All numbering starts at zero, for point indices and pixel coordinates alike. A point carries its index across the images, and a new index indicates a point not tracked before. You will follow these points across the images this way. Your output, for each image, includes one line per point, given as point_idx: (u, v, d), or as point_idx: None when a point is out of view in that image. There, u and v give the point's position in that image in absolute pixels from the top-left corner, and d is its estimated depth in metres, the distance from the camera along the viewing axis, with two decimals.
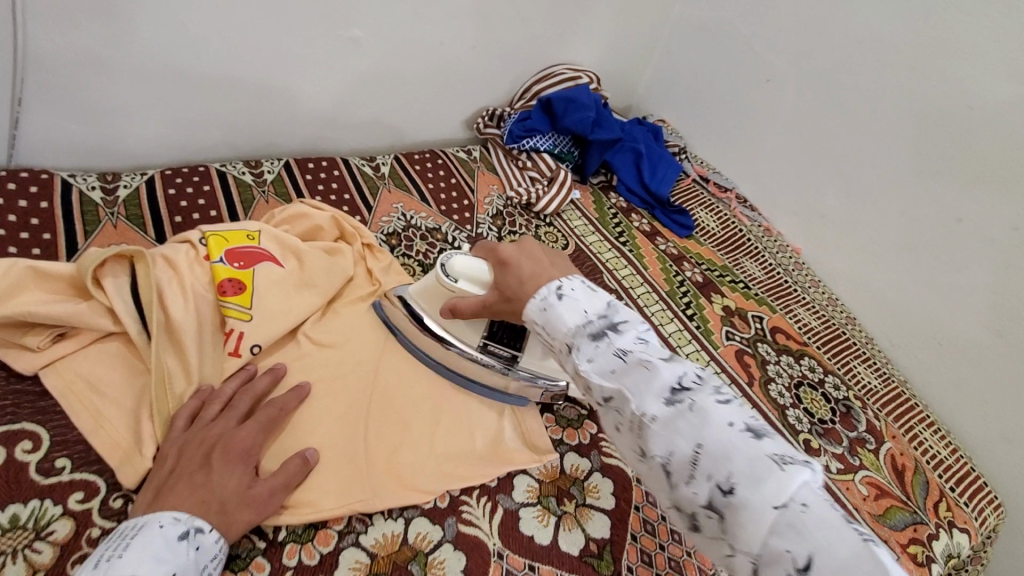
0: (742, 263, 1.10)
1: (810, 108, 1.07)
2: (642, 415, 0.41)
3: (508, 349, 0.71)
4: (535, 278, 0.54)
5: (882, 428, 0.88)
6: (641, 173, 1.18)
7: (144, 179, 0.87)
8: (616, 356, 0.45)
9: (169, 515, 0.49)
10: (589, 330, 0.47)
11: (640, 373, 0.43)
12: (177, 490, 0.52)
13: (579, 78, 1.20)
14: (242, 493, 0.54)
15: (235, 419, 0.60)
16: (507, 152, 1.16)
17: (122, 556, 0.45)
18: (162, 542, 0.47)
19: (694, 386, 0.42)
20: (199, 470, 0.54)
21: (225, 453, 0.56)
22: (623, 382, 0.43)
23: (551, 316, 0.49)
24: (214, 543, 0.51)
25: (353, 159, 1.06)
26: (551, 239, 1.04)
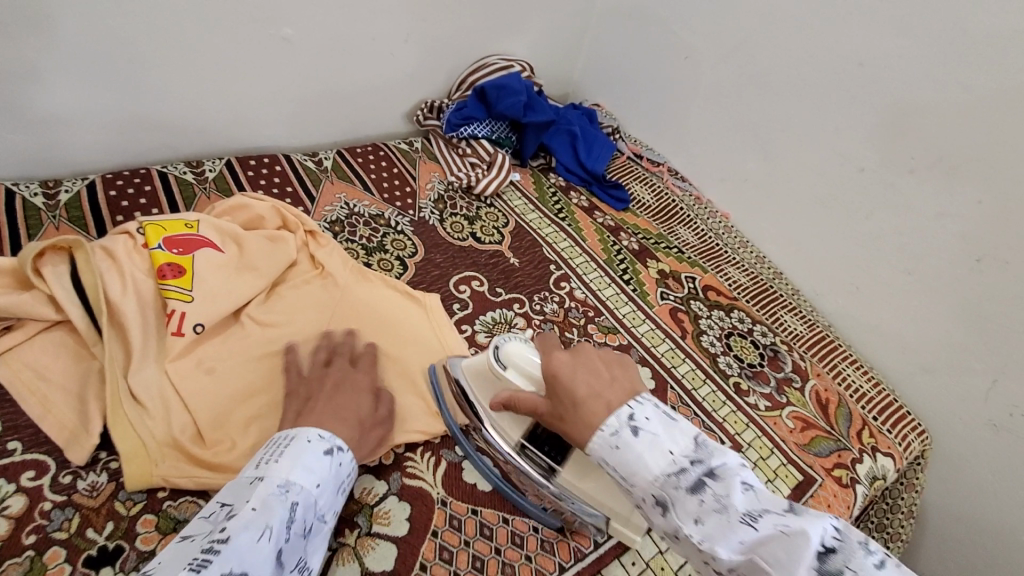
0: (676, 231, 1.17)
1: (727, 81, 1.14)
2: None
3: (547, 458, 0.64)
4: (591, 397, 0.53)
5: (807, 367, 0.94)
6: (577, 153, 1.24)
7: (86, 183, 0.88)
8: (739, 522, 0.43)
9: (314, 433, 0.58)
10: (683, 484, 0.46)
11: (778, 540, 0.41)
12: (321, 408, 0.63)
13: (511, 66, 1.26)
14: (372, 415, 0.66)
15: (349, 362, 0.72)
16: (447, 141, 1.21)
17: (279, 461, 0.53)
18: (313, 454, 0.55)
19: (841, 548, 0.41)
20: (335, 395, 0.66)
21: (353, 386, 0.68)
22: (759, 554, 0.42)
23: (632, 461, 0.49)
24: (350, 462, 0.59)
25: (295, 154, 1.09)
26: (491, 218, 1.08)
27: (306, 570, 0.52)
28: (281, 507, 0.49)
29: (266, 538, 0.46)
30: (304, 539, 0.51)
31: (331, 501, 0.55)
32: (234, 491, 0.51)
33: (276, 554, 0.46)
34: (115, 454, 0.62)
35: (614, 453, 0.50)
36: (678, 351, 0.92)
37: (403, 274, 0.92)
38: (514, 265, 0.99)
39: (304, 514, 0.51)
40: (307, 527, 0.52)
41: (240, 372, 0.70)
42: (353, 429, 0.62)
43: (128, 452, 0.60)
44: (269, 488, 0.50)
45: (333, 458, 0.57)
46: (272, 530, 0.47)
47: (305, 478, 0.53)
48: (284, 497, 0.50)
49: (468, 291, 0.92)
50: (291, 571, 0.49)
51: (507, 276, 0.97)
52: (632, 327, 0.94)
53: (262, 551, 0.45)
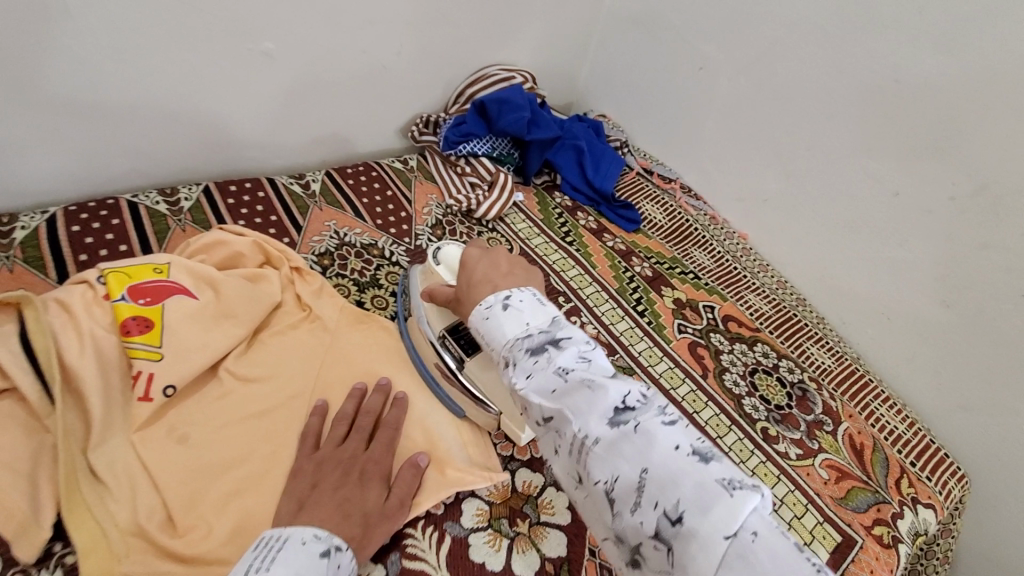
0: (691, 253, 1.10)
1: (743, 94, 1.07)
2: (586, 436, 0.45)
3: (460, 351, 0.69)
4: (506, 279, 0.61)
5: (838, 408, 0.87)
6: (584, 170, 1.17)
7: (45, 218, 0.79)
8: (559, 376, 0.48)
9: (309, 532, 0.49)
10: (528, 347, 0.51)
11: (584, 394, 0.46)
12: (323, 500, 0.54)
13: (513, 77, 1.18)
14: (381, 508, 0.57)
15: (363, 440, 0.62)
16: (445, 159, 1.13)
17: (271, 569, 0.44)
18: (307, 557, 0.47)
19: (638, 407, 0.45)
20: (342, 484, 0.56)
21: (366, 472, 0.59)
22: (566, 405, 0.47)
23: (494, 326, 0.54)
24: (350, 563, 0.51)
25: (281, 177, 1.01)
26: (493, 245, 1.01)
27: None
28: None
29: None
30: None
31: None
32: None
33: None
34: (71, 545, 0.54)
35: (483, 320, 0.56)
36: (700, 393, 0.85)
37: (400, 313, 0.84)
38: None
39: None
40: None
41: (219, 439, 0.62)
42: (356, 527, 0.53)
43: (86, 547, 0.52)
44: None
45: (330, 560, 0.49)
46: None
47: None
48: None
49: None
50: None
51: None
52: (648, 366, 0.87)
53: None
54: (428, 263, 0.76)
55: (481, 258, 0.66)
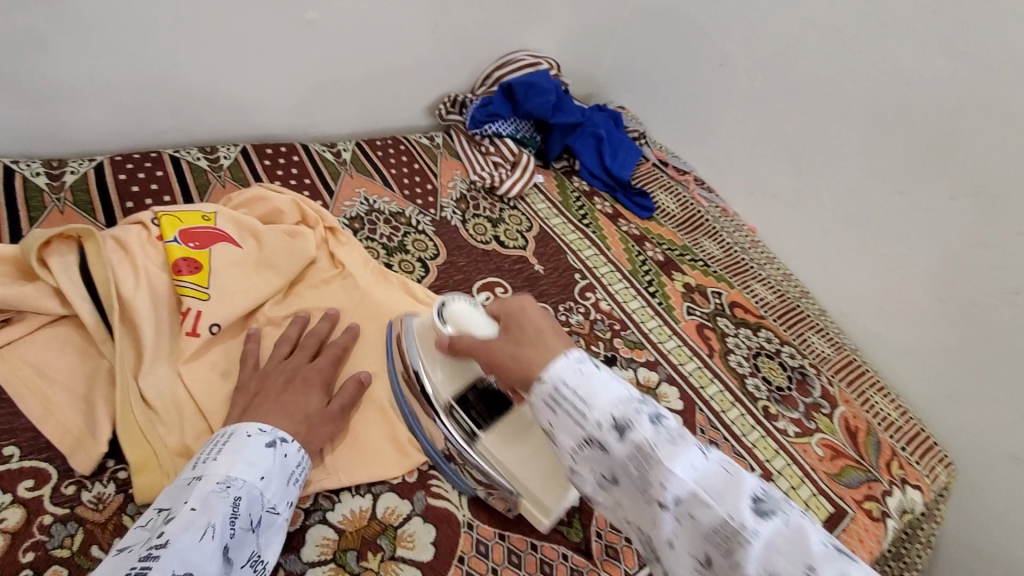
0: (701, 242, 1.14)
1: (760, 92, 1.11)
2: (742, 528, 0.39)
3: (472, 424, 0.62)
4: (557, 333, 0.54)
5: (835, 393, 0.92)
6: (603, 157, 1.21)
7: (93, 164, 0.83)
8: (691, 451, 0.43)
9: (254, 427, 0.55)
10: (641, 407, 0.45)
11: (724, 476, 0.42)
12: (265, 404, 0.59)
13: (540, 63, 1.22)
14: (321, 411, 0.61)
15: (307, 355, 0.66)
16: (470, 138, 1.17)
17: (217, 458, 0.51)
18: (254, 448, 0.53)
19: (773, 498, 0.42)
20: (284, 391, 0.61)
21: (305, 380, 0.63)
22: (707, 487, 0.41)
23: (592, 378, 0.46)
24: (297, 453, 0.56)
25: (314, 143, 1.05)
26: (515, 221, 1.04)
27: (263, 562, 0.51)
28: (222, 504, 0.48)
29: (209, 537, 0.46)
30: (255, 533, 0.50)
31: (285, 491, 0.54)
32: (174, 495, 0.50)
33: (217, 552, 0.46)
34: (123, 462, 0.58)
35: (576, 374, 0.47)
36: (705, 371, 0.89)
37: (425, 277, 0.89)
38: (539, 272, 0.96)
39: (249, 508, 0.50)
40: (256, 520, 0.51)
41: None
42: (297, 425, 0.58)
43: (138, 460, 0.56)
44: (206, 487, 0.49)
45: (278, 450, 0.55)
46: (215, 528, 0.47)
47: (247, 474, 0.51)
48: (224, 495, 0.49)
49: (492, 297, 0.89)
50: (243, 566, 0.49)
51: (531, 283, 0.93)
52: (658, 342, 0.91)
53: (201, 552, 0.45)
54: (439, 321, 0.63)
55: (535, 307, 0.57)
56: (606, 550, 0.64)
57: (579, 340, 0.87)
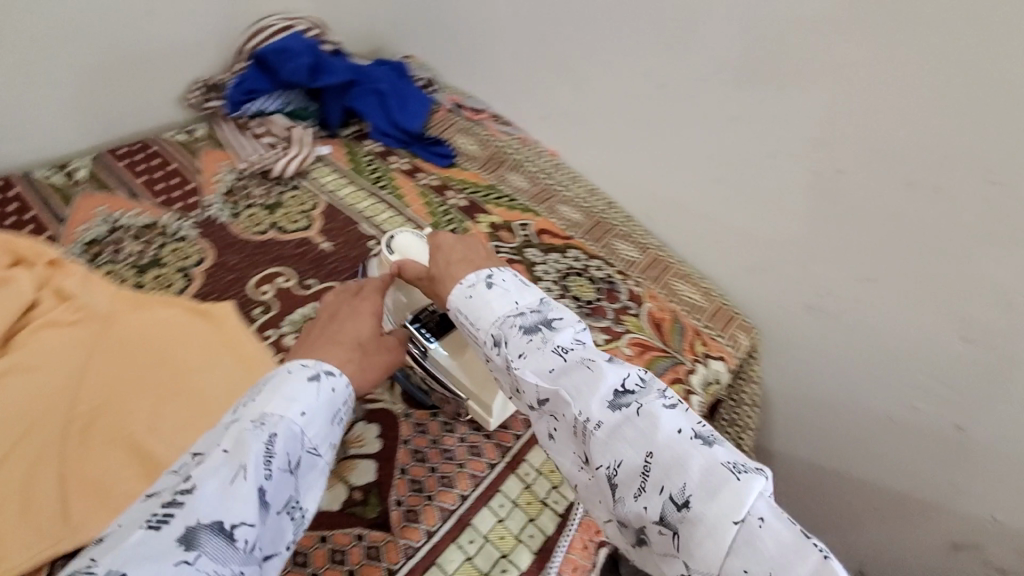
0: (507, 177, 1.12)
1: (520, 12, 1.07)
2: (588, 421, 0.49)
3: (424, 339, 0.69)
4: (464, 261, 0.62)
5: (642, 292, 0.95)
6: (390, 113, 1.13)
7: None
8: (555, 356, 0.52)
9: (296, 364, 0.54)
10: (520, 325, 0.55)
11: (584, 374, 0.50)
12: (312, 340, 0.60)
13: (291, 24, 1.09)
14: (376, 338, 0.63)
15: (350, 294, 0.67)
16: (236, 124, 1.06)
17: (256, 399, 0.51)
18: (296, 382, 0.52)
19: (638, 392, 0.49)
20: (329, 325, 0.62)
21: (347, 313, 0.64)
22: (564, 385, 0.51)
23: (479, 302, 0.57)
24: (346, 387, 0.56)
25: (39, 169, 0.92)
26: (296, 202, 0.96)
27: (303, 509, 0.50)
28: (256, 444, 0.47)
29: (241, 479, 0.46)
30: (294, 475, 0.50)
31: (329, 427, 0.53)
32: (211, 438, 0.50)
33: (251, 496, 0.45)
34: None
35: (467, 300, 0.58)
36: None
37: (188, 288, 0.80)
38: (327, 249, 0.89)
39: (288, 447, 0.49)
40: (295, 461, 0.50)
41: None
42: (352, 351, 0.60)
43: None
44: (240, 430, 0.49)
45: (323, 384, 0.54)
46: (247, 471, 0.46)
47: (283, 410, 0.50)
48: (259, 433, 0.48)
49: (272, 290, 0.82)
50: (280, 511, 0.48)
51: (318, 263, 0.87)
52: None
53: (235, 495, 0.45)
54: (382, 254, 0.74)
55: (450, 240, 0.65)
56: (406, 516, 0.62)
57: None
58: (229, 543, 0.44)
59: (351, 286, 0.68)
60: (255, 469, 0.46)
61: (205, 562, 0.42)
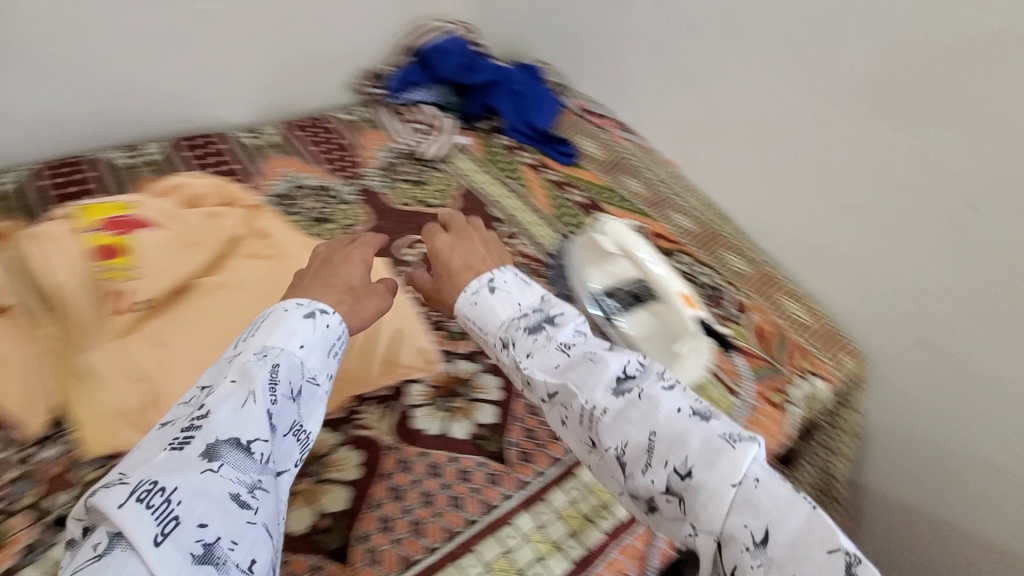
0: (624, 181, 1.19)
1: (659, 27, 1.15)
2: (593, 408, 0.50)
3: (611, 310, 0.81)
4: (466, 267, 0.64)
5: (748, 303, 1.00)
6: (523, 111, 1.24)
7: (29, 172, 0.91)
8: (558, 352, 0.54)
9: (291, 303, 0.55)
10: (524, 325, 0.57)
11: (586, 367, 0.52)
12: (310, 280, 0.61)
13: (446, 26, 1.25)
14: (365, 288, 0.64)
15: (342, 246, 0.68)
16: (393, 109, 1.21)
17: (255, 333, 0.52)
18: (292, 319, 0.53)
19: (638, 375, 0.51)
20: (320, 270, 0.63)
21: (343, 259, 0.65)
22: (569, 376, 0.52)
23: (485, 308, 0.60)
24: (340, 324, 0.57)
25: (237, 131, 1.10)
26: (439, 182, 1.09)
27: (307, 432, 0.52)
28: (262, 372, 0.48)
29: (252, 402, 0.46)
30: (297, 402, 0.51)
31: (326, 363, 0.54)
32: (215, 373, 0.50)
33: (262, 415, 0.47)
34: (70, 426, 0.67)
35: (473, 306, 0.61)
36: None
37: None
38: None
39: (290, 375, 0.50)
40: (297, 391, 0.51)
41: (194, 335, 0.70)
42: (342, 296, 0.60)
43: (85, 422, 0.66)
44: (246, 359, 0.49)
45: (318, 320, 0.55)
46: (256, 395, 0.47)
47: (283, 342, 0.51)
48: (261, 362, 0.49)
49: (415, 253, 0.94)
50: (286, 436, 0.49)
51: None
52: None
53: (245, 417, 0.46)
54: (591, 237, 0.89)
55: (445, 245, 0.67)
56: (521, 455, 0.70)
57: None
58: (248, 455, 0.45)
59: (320, 249, 0.67)
60: (262, 393, 0.47)
61: (228, 471, 0.43)
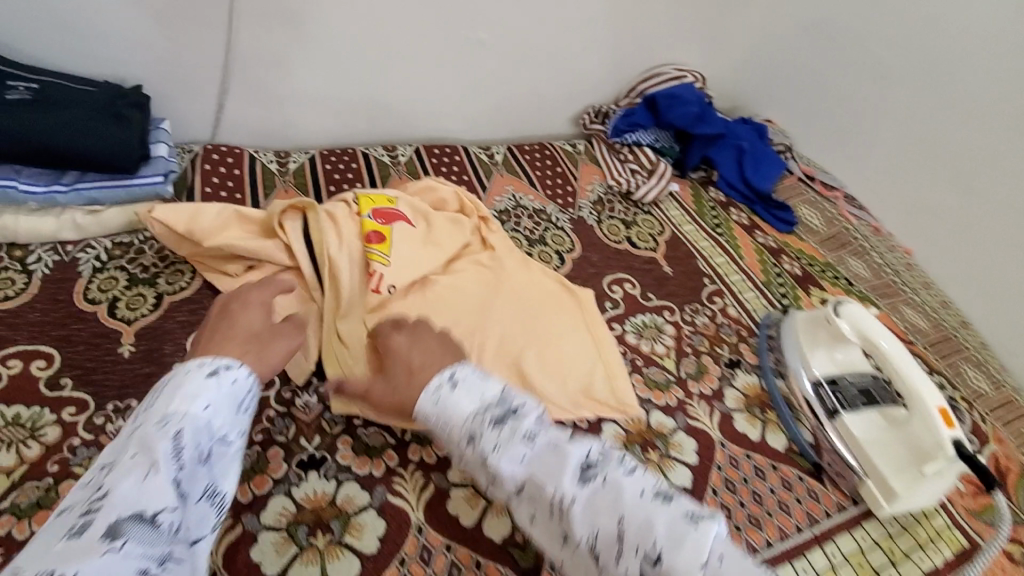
0: (846, 262, 1.09)
1: (926, 106, 1.08)
2: (564, 502, 0.47)
3: (836, 403, 0.77)
4: (423, 367, 0.58)
5: (988, 431, 0.84)
6: (743, 169, 1.20)
7: (309, 157, 1.06)
8: (524, 445, 0.50)
9: (195, 362, 0.54)
10: (489, 417, 0.51)
11: (552, 460, 0.48)
12: (215, 333, 0.60)
13: (683, 76, 1.25)
14: (266, 331, 0.64)
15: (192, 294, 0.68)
16: (610, 146, 1.24)
17: (158, 402, 0.50)
18: (195, 378, 0.52)
19: (601, 462, 0.49)
20: (219, 321, 0.63)
21: (239, 305, 0.65)
22: (538, 470, 0.49)
23: (447, 406, 0.53)
24: (249, 378, 0.56)
25: (472, 146, 1.20)
26: (647, 226, 1.09)
27: (223, 496, 0.50)
28: (164, 441, 0.47)
29: (155, 475, 0.45)
30: (207, 466, 0.50)
31: (236, 418, 0.53)
32: (112, 451, 0.48)
33: (166, 485, 0.45)
34: (324, 381, 0.72)
35: (432, 401, 0.53)
36: None
37: (561, 267, 0.97)
38: (668, 274, 0.99)
39: (196, 438, 0.49)
40: (206, 455, 0.50)
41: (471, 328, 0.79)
42: (250, 347, 0.60)
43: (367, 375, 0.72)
44: (148, 429, 0.48)
45: (222, 377, 0.54)
46: (160, 466, 0.46)
47: (186, 405, 0.49)
48: (165, 431, 0.47)
49: (620, 292, 0.94)
50: (200, 501, 0.49)
51: (659, 283, 0.97)
52: None
53: (149, 488, 0.44)
54: (819, 314, 0.83)
55: (402, 344, 0.60)
56: None
57: (704, 339, 0.88)
58: (155, 527, 0.44)
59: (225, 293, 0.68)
60: (168, 462, 0.46)
61: (133, 548, 0.42)
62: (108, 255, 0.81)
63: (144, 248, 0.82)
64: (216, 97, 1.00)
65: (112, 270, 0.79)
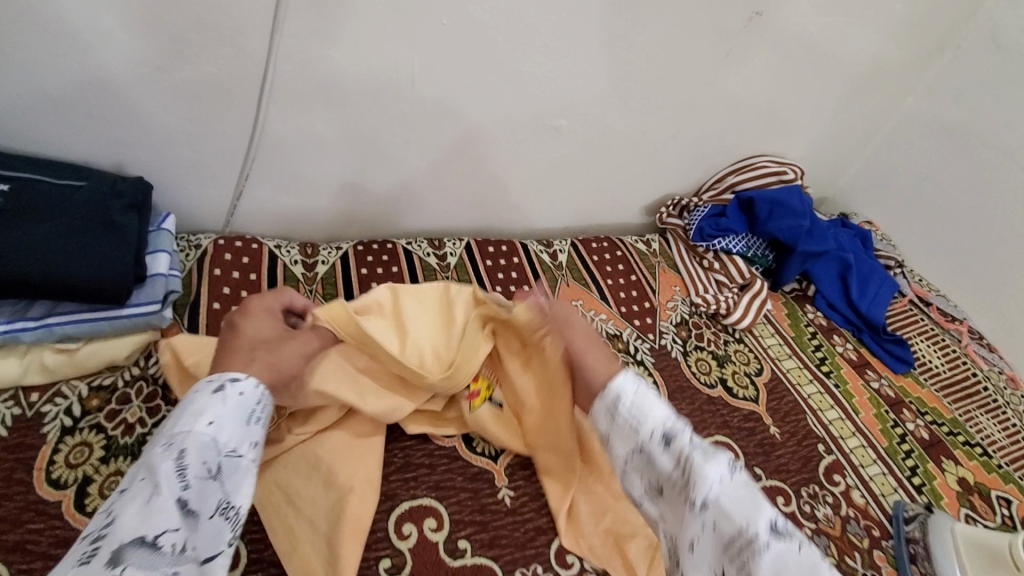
0: (976, 417, 0.92)
1: None
2: (756, 542, 0.44)
3: None
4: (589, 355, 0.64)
5: None
6: (848, 290, 1.02)
7: (341, 255, 0.88)
8: (726, 474, 0.48)
9: (201, 381, 0.50)
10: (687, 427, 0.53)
11: (751, 502, 0.47)
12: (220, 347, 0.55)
13: (785, 173, 1.07)
14: (274, 338, 0.58)
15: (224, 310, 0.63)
16: (691, 249, 1.06)
17: (163, 423, 0.47)
18: (199, 396, 0.48)
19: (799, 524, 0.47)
20: (222, 334, 0.57)
21: (244, 313, 0.59)
22: (732, 505, 0.47)
23: (644, 405, 0.54)
24: (256, 389, 0.51)
25: (530, 242, 1.01)
26: (742, 360, 0.90)
27: (236, 508, 0.46)
28: (166, 462, 0.43)
29: (158, 497, 0.41)
30: (219, 480, 0.45)
31: (245, 428, 0.48)
32: (128, 472, 0.44)
33: (172, 508, 0.41)
34: None
35: (632, 384, 0.56)
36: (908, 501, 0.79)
37: None
38: (774, 437, 0.80)
39: (202, 456, 0.44)
40: (215, 469, 0.45)
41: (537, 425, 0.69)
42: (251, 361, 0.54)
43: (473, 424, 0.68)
44: (152, 450, 0.44)
45: (228, 390, 0.49)
46: (161, 489, 0.41)
47: (188, 422, 0.45)
48: (165, 450, 0.43)
49: None
50: (213, 517, 0.44)
51: (767, 451, 0.78)
52: (882, 497, 0.78)
53: (153, 513, 0.40)
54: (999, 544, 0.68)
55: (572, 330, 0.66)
56: None
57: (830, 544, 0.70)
58: (157, 552, 0.39)
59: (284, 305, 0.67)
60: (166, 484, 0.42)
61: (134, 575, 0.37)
62: (82, 407, 0.62)
63: (129, 397, 0.64)
64: (234, 182, 0.82)
65: (84, 432, 0.61)
